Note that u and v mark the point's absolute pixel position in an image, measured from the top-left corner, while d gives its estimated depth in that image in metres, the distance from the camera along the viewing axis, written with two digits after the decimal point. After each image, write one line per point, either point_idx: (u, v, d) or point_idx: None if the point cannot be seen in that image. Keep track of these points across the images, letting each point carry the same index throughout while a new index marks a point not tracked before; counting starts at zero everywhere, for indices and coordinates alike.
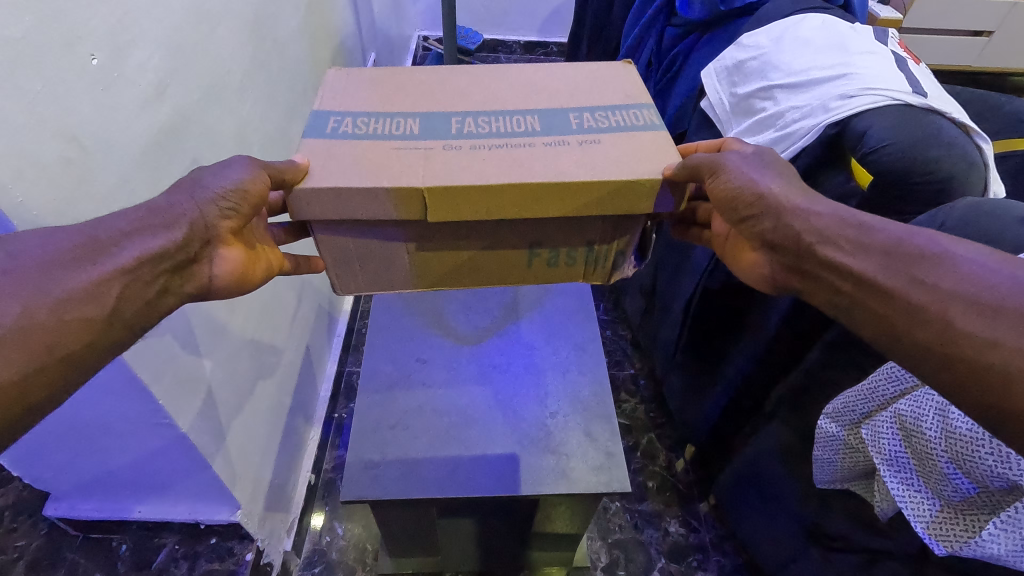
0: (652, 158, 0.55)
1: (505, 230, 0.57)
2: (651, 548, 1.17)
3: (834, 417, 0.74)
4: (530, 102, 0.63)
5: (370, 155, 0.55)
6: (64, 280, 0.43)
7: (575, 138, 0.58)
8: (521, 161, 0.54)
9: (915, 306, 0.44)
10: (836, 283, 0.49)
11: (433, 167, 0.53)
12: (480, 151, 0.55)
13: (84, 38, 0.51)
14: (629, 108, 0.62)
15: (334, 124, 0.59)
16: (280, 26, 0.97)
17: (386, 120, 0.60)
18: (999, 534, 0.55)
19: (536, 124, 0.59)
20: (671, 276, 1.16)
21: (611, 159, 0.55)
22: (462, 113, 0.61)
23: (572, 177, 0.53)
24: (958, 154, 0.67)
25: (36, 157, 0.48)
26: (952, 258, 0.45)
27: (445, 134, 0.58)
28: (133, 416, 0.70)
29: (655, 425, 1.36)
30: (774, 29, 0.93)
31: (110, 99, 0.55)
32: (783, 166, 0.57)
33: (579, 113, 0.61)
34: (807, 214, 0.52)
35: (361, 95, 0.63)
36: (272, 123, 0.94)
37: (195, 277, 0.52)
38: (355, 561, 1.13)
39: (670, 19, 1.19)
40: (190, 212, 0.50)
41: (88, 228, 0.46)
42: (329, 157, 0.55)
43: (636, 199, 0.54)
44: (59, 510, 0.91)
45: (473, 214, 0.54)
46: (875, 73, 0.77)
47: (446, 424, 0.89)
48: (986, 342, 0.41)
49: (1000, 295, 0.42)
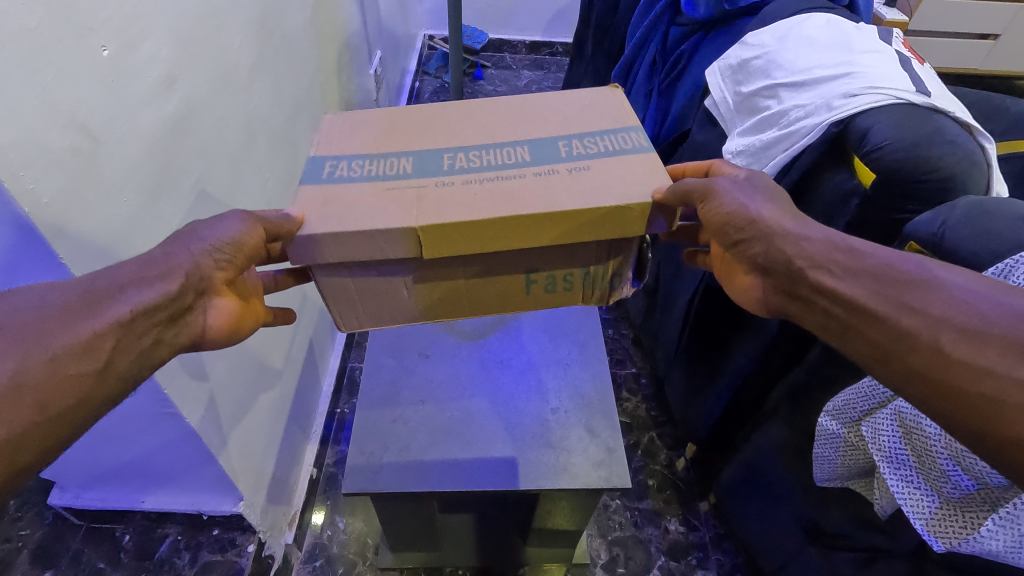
0: (641, 179, 0.56)
1: (503, 260, 0.58)
2: (651, 546, 1.17)
3: (834, 415, 0.74)
4: (523, 130, 0.64)
5: (366, 198, 0.56)
6: (63, 336, 0.42)
7: (564, 166, 0.58)
8: (512, 193, 0.55)
9: (905, 331, 0.44)
10: (830, 308, 0.50)
11: (425, 206, 0.54)
12: (471, 185, 0.56)
13: (95, 30, 0.52)
14: (617, 132, 0.63)
15: (330, 168, 0.60)
16: (288, 21, 0.98)
17: (380, 161, 0.60)
18: (999, 530, 0.56)
19: (526, 155, 0.60)
20: (671, 277, 1.17)
21: (600, 185, 0.56)
22: (454, 148, 0.62)
23: (562, 205, 0.53)
24: (962, 151, 0.67)
25: (46, 148, 0.48)
26: (940, 285, 0.45)
27: (437, 171, 0.58)
28: (137, 407, 0.71)
29: (656, 424, 1.36)
30: (778, 28, 0.94)
31: (120, 90, 0.56)
32: (775, 188, 0.57)
33: (568, 140, 0.62)
34: (798, 239, 0.52)
35: (359, 135, 0.64)
36: (278, 118, 0.94)
37: (190, 327, 0.52)
38: (355, 555, 1.14)
39: (675, 19, 1.19)
40: (185, 264, 0.51)
41: (84, 282, 0.46)
42: (324, 204, 0.55)
43: (629, 221, 0.55)
44: (64, 498, 0.93)
45: (470, 248, 0.54)
46: (878, 71, 0.77)
47: (448, 420, 0.89)
48: (981, 369, 0.41)
49: (990, 320, 0.42)
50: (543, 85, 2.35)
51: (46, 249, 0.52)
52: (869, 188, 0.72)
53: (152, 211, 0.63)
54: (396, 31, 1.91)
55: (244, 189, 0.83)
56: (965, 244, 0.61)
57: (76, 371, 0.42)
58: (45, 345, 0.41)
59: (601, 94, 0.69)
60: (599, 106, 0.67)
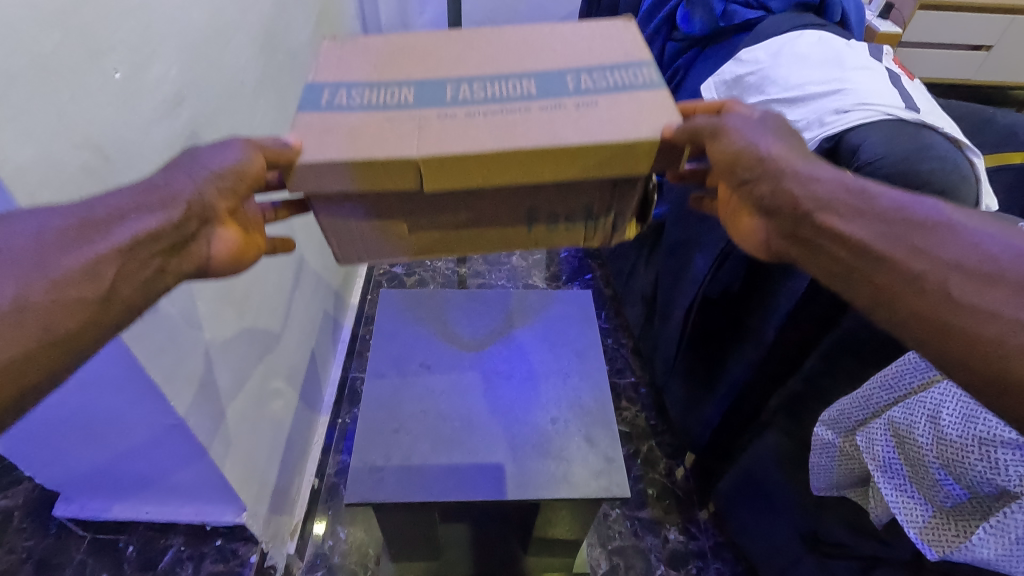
0: (650, 115, 0.51)
1: (502, 201, 0.55)
2: (651, 555, 1.18)
3: (829, 424, 0.75)
4: (528, 61, 0.59)
5: (365, 129, 0.51)
6: (63, 260, 0.40)
7: (571, 101, 0.53)
8: (514, 128, 0.50)
9: (914, 273, 0.42)
10: (835, 251, 0.47)
11: (429, 137, 0.50)
12: (475, 118, 0.52)
13: (107, 53, 0.54)
14: (628, 66, 0.57)
15: (328, 96, 0.55)
16: (292, 37, 0.99)
17: (382, 90, 0.56)
18: (989, 538, 0.56)
19: (531, 86, 0.55)
20: (670, 283, 1.16)
21: (606, 120, 0.51)
22: (457, 79, 0.57)
23: (569, 141, 0.49)
24: (951, 167, 0.69)
25: (60, 165, 0.50)
26: (955, 228, 0.43)
27: (440, 102, 0.54)
28: (146, 417, 0.73)
29: (656, 433, 1.37)
30: (771, 45, 0.95)
31: (131, 110, 0.57)
32: (788, 130, 0.56)
33: (576, 74, 0.57)
34: (808, 179, 0.50)
35: (358, 65, 0.59)
36: (282, 132, 0.96)
37: (193, 257, 0.51)
38: (357, 565, 1.14)
39: (670, 35, 1.21)
40: (187, 192, 0.49)
41: (84, 206, 0.44)
42: (323, 131, 0.51)
43: (635, 160, 0.51)
44: (70, 509, 0.95)
45: (473, 184, 0.50)
46: (869, 88, 0.79)
47: (448, 429, 0.91)
48: (985, 313, 0.39)
49: (1003, 264, 0.40)
50: None
51: None
52: None
53: None
54: None
55: None
56: None
57: (79, 297, 0.40)
58: (44, 269, 0.40)
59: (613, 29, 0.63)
60: (609, 37, 0.62)
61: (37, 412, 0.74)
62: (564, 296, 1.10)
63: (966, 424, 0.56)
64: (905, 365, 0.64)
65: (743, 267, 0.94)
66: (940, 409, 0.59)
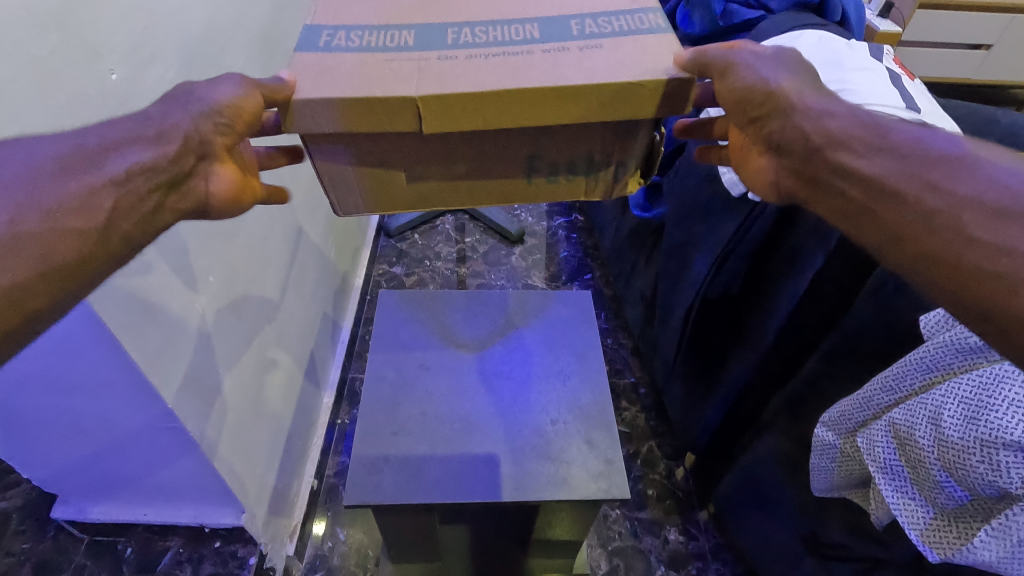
0: (659, 54, 0.49)
1: (500, 146, 0.53)
2: (651, 556, 1.18)
3: (831, 426, 0.75)
4: (533, 3, 0.55)
5: (363, 69, 0.49)
6: (54, 191, 0.40)
7: (574, 45, 0.51)
8: (516, 69, 0.48)
9: (927, 209, 0.41)
10: (844, 189, 0.46)
11: (428, 77, 0.47)
12: (475, 60, 0.49)
13: (104, 55, 0.54)
14: (634, 13, 0.54)
15: (327, 37, 0.52)
16: (290, 38, 0.99)
17: (381, 32, 0.52)
18: (991, 541, 0.56)
19: (535, 29, 0.52)
20: (670, 286, 1.15)
21: (610, 62, 0.49)
22: (458, 23, 0.53)
23: (570, 81, 0.47)
24: None
25: None
26: (973, 162, 0.41)
27: (440, 44, 0.51)
28: (143, 420, 0.73)
29: (656, 433, 1.37)
30: (771, 46, 0.95)
31: (128, 111, 0.57)
32: (802, 62, 0.54)
33: (581, 19, 0.53)
34: (819, 115, 0.49)
35: (359, 6, 0.56)
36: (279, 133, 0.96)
37: (191, 194, 0.50)
38: (356, 567, 1.13)
39: (670, 35, 1.20)
40: (183, 125, 0.47)
41: (76, 136, 0.43)
42: (320, 71, 0.49)
43: (639, 103, 0.48)
44: (68, 512, 0.94)
45: (473, 125, 0.48)
46: (869, 88, 0.79)
47: (448, 430, 0.90)
48: (998, 249, 0.37)
49: (1021, 199, 0.38)
50: None
51: None
52: None
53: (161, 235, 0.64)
54: None
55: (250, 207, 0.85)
56: None
57: (75, 229, 0.41)
58: (37, 198, 0.39)
59: None
60: None
61: (37, 414, 0.75)
62: (564, 297, 1.10)
63: (967, 427, 0.56)
64: (905, 367, 0.64)
65: (743, 268, 0.94)
66: (941, 411, 0.59)
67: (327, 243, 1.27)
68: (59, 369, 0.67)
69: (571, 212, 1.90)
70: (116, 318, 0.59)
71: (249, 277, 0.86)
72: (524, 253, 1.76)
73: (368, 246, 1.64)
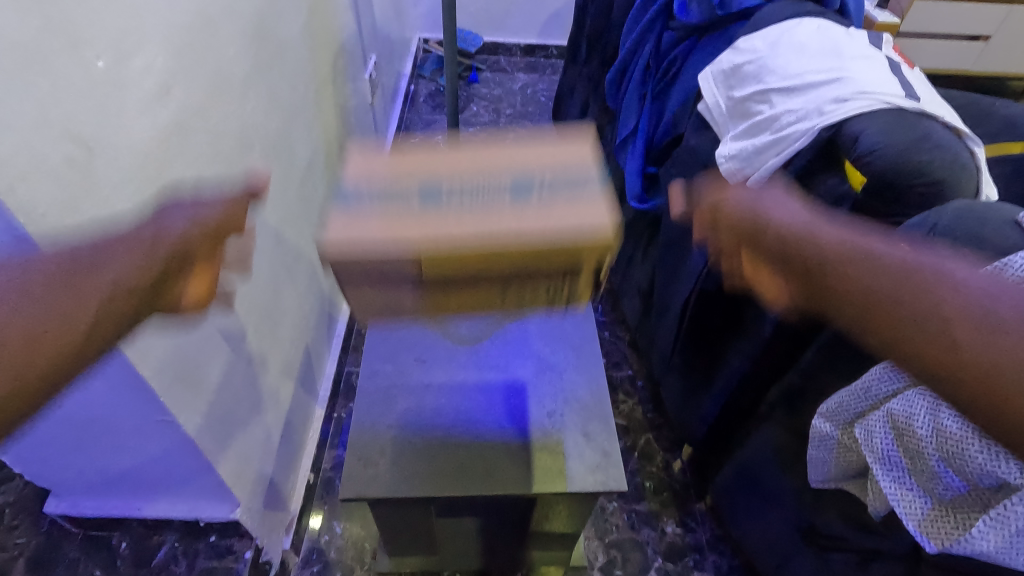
0: (590, 212, 0.57)
1: (482, 283, 0.59)
2: (648, 548, 1.18)
3: (827, 417, 0.75)
4: (519, 152, 0.62)
5: (379, 227, 0.56)
6: (40, 310, 0.43)
7: (536, 202, 0.58)
8: (491, 225, 0.56)
9: (926, 324, 0.53)
10: (853, 301, 0.59)
11: (426, 231, 0.55)
12: (461, 219, 0.56)
13: (89, 42, 0.52)
14: (592, 172, 0.61)
15: (348, 197, 0.59)
16: (283, 28, 0.97)
17: (387, 193, 0.59)
18: (989, 531, 0.55)
19: (516, 181, 0.59)
20: (668, 278, 1.14)
21: (555, 220, 0.57)
22: (452, 179, 0.60)
23: (527, 242, 0.55)
24: (951, 156, 0.68)
25: (42, 157, 0.49)
26: (951, 280, 0.55)
27: (437, 204, 0.58)
28: (134, 413, 0.72)
29: (653, 426, 1.37)
30: (770, 34, 0.94)
31: (115, 100, 0.56)
32: (787, 200, 0.72)
33: (541, 176, 0.60)
34: (811, 232, 0.65)
35: (375, 159, 0.62)
36: (272, 125, 0.95)
37: (166, 301, 0.54)
38: (353, 560, 1.14)
39: (667, 24, 1.18)
40: (167, 240, 0.52)
41: (66, 257, 0.46)
42: (347, 230, 0.56)
43: (580, 252, 0.57)
44: (60, 507, 0.92)
45: (467, 271, 0.57)
46: (869, 76, 0.78)
47: (444, 423, 0.90)
48: (989, 359, 0.49)
49: (1003, 313, 0.51)
50: (538, 90, 2.37)
51: None
52: (861, 192, 0.72)
53: None
54: (392, 34, 1.91)
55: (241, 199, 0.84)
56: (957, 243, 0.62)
57: (56, 339, 0.43)
58: (22, 320, 0.42)
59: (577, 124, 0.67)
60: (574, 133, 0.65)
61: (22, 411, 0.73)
62: None
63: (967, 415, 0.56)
64: None
65: None
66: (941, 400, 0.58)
67: (322, 236, 1.26)
68: None
69: None
70: None
71: (242, 271, 0.85)
72: None
73: None
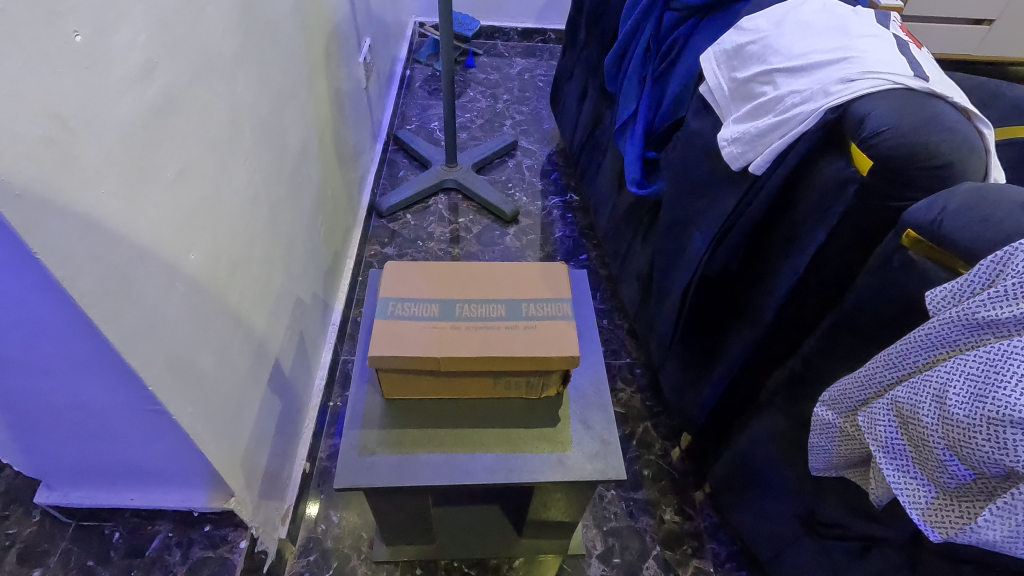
0: (563, 333, 0.84)
1: (478, 382, 0.86)
2: (646, 536, 1.17)
3: (830, 405, 0.74)
4: (503, 291, 0.90)
5: (429, 335, 0.82)
6: None
7: (522, 323, 0.85)
8: (489, 339, 0.82)
9: None
10: None
11: (444, 346, 0.81)
12: (467, 331, 0.83)
13: (67, 14, 0.50)
14: (555, 301, 0.89)
15: (393, 307, 0.86)
16: (271, 6, 0.94)
17: (421, 304, 0.87)
18: (996, 520, 0.54)
19: (502, 311, 0.87)
20: (667, 265, 1.13)
21: (534, 344, 0.82)
22: (463, 300, 0.88)
23: (514, 351, 0.81)
24: (961, 139, 0.66)
25: (18, 135, 0.46)
26: None
27: (452, 316, 0.85)
28: (123, 403, 0.70)
29: (652, 414, 1.36)
30: (774, 13, 0.92)
31: (95, 77, 0.54)
32: None
33: (526, 304, 0.88)
34: None
35: (417, 285, 0.90)
36: (263, 109, 0.92)
37: None
38: (350, 549, 1.13)
39: (667, 5, 1.15)
40: None
41: None
42: (393, 334, 0.82)
43: (549, 362, 0.82)
44: (51, 497, 0.92)
45: (467, 369, 0.82)
46: (876, 55, 0.76)
47: (440, 411, 0.88)
48: None
49: None
50: (536, 74, 2.33)
51: (21, 245, 0.49)
52: (867, 175, 0.71)
53: (138, 210, 0.61)
54: (386, 18, 1.88)
55: (231, 184, 0.82)
56: (966, 227, 0.61)
57: None
58: None
59: (551, 269, 0.94)
60: (552, 275, 0.93)
61: (10, 400, 0.71)
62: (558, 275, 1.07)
63: (975, 403, 0.55)
64: (908, 345, 0.62)
65: (744, 243, 0.92)
66: (947, 387, 0.57)
67: (315, 223, 1.24)
68: (27, 351, 0.64)
69: (566, 192, 1.87)
70: (88, 293, 0.55)
71: (234, 259, 0.83)
72: (519, 233, 1.73)
73: (360, 226, 1.61)
